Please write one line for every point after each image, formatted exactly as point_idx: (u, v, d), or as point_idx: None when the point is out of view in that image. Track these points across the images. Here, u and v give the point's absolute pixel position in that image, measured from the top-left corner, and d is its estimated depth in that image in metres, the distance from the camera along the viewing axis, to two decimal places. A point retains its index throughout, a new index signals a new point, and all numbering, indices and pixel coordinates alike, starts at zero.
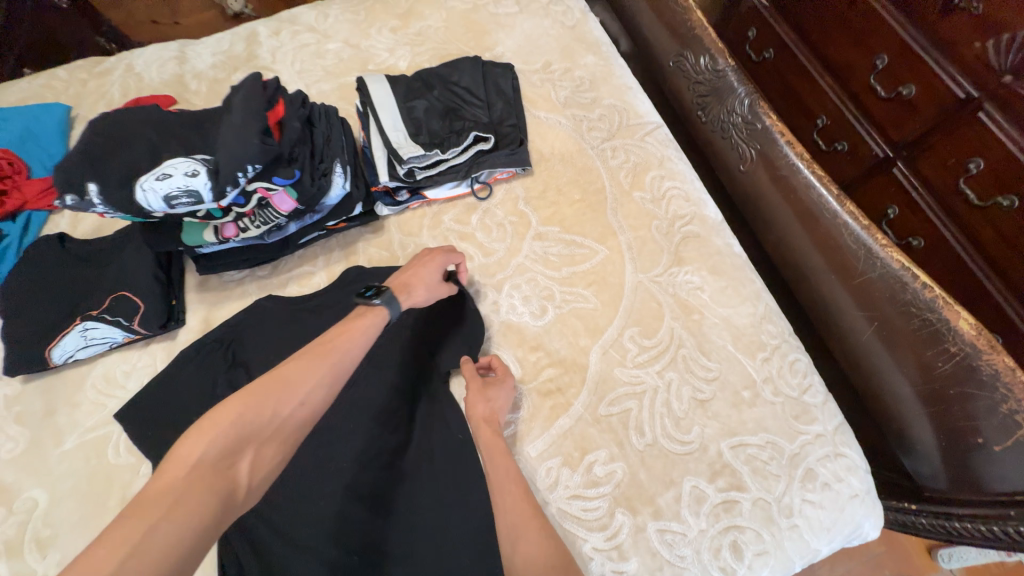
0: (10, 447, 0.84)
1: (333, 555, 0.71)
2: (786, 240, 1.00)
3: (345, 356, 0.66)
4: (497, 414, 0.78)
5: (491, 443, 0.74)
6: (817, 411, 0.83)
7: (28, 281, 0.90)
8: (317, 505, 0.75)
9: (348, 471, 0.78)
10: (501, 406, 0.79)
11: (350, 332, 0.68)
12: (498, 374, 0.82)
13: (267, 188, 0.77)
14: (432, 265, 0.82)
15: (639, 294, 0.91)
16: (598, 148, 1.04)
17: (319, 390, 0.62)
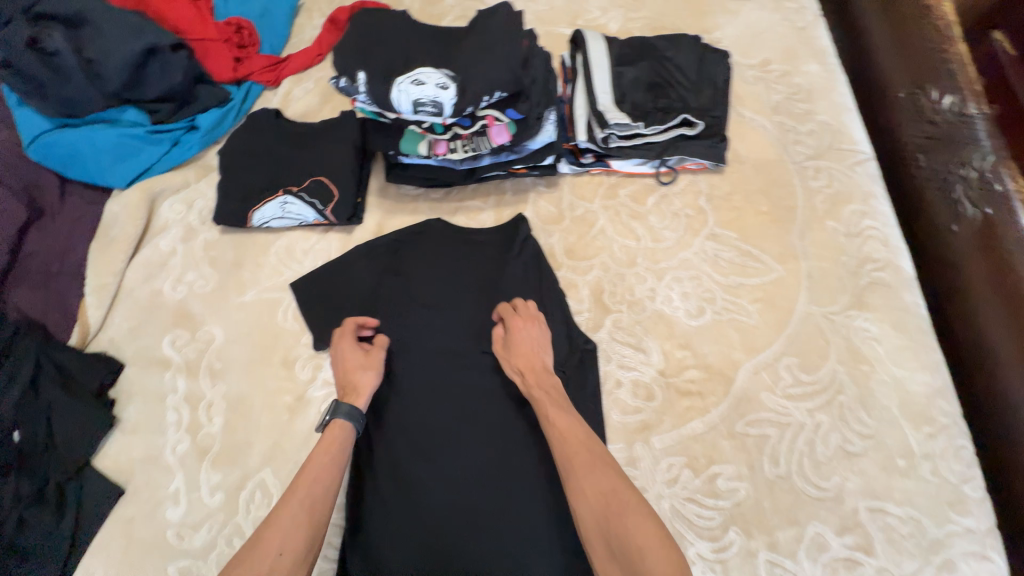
0: (202, 283, 0.95)
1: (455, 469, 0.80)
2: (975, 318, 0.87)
3: (314, 492, 0.66)
4: (532, 354, 0.80)
5: (534, 386, 0.76)
6: (974, 505, 0.74)
7: (243, 145, 1.00)
8: (441, 418, 0.83)
9: (477, 404, 0.84)
10: (530, 348, 0.80)
11: (315, 461, 0.69)
12: (526, 325, 0.83)
13: (493, 118, 0.79)
14: (345, 347, 0.83)
15: (808, 326, 0.86)
16: (799, 164, 0.97)
17: (297, 535, 0.62)
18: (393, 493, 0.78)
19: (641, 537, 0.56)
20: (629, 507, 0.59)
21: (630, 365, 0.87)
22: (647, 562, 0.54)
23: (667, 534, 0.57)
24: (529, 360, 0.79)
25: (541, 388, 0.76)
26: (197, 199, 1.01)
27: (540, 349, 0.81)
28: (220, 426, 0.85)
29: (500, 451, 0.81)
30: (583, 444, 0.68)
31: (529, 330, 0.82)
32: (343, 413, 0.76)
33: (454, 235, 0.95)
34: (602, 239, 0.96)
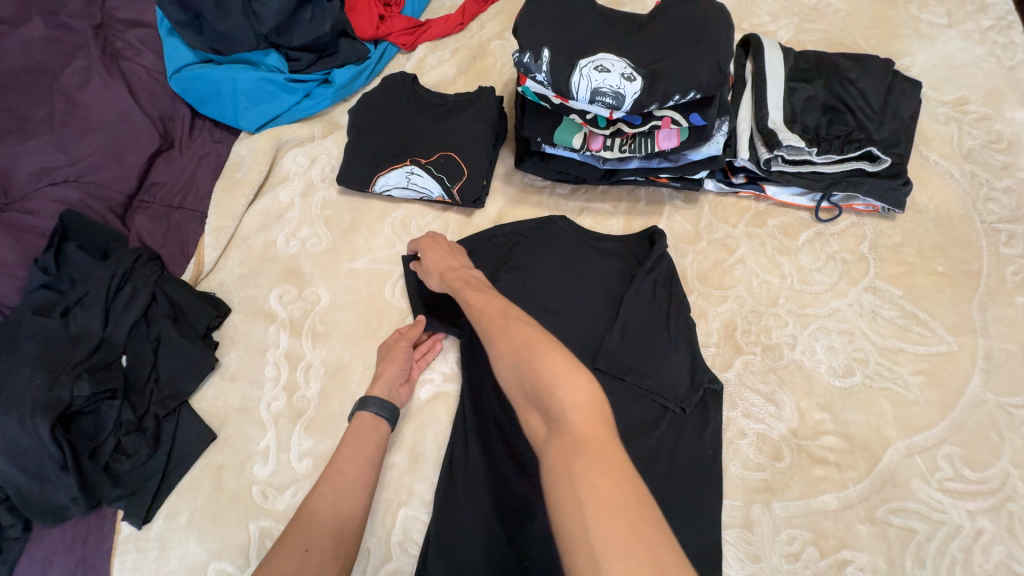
0: (315, 242, 0.93)
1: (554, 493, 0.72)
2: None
3: (338, 482, 0.66)
4: (451, 258, 0.79)
5: (454, 280, 0.74)
6: None
7: (376, 105, 0.96)
8: None
9: None
10: (445, 254, 0.79)
11: (346, 451, 0.70)
12: (433, 241, 0.82)
13: (668, 120, 0.71)
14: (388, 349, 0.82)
15: (979, 414, 0.74)
16: (990, 225, 0.84)
17: (325, 533, 0.61)
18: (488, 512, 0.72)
19: (553, 378, 0.52)
20: (539, 349, 0.55)
21: (757, 416, 0.78)
22: (563, 405, 0.50)
23: (580, 367, 0.53)
24: (448, 263, 0.78)
25: (465, 281, 0.73)
26: (321, 155, 0.99)
27: (455, 253, 0.80)
28: (317, 392, 0.83)
29: None
30: (499, 310, 0.64)
31: (439, 243, 0.81)
32: (359, 403, 0.76)
33: (580, 238, 0.89)
34: (741, 270, 0.87)
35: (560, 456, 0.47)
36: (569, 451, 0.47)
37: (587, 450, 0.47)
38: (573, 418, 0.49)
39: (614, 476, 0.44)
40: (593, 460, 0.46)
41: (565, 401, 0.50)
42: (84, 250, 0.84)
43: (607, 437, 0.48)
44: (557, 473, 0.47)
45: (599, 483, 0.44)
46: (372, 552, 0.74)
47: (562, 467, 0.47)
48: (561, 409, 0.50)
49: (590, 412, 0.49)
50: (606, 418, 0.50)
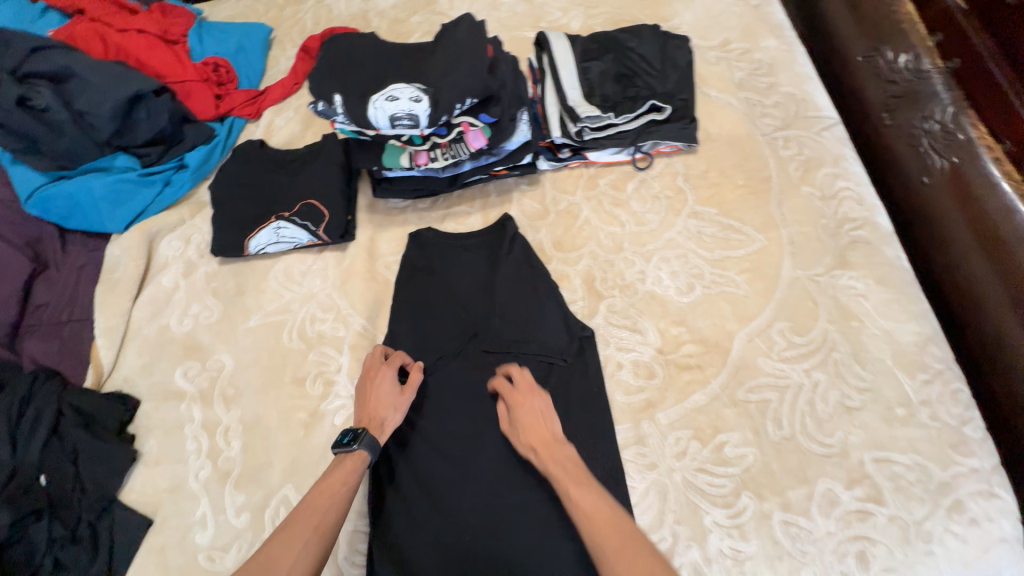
0: (207, 314, 0.99)
1: (475, 469, 0.81)
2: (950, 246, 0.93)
3: (326, 514, 0.66)
4: (541, 428, 0.74)
5: (549, 463, 0.70)
6: (975, 445, 0.78)
7: (233, 175, 1.03)
8: (456, 420, 0.85)
9: (489, 403, 0.86)
10: (539, 423, 0.74)
11: (333, 483, 0.70)
12: (525, 401, 0.77)
13: (468, 124, 0.83)
14: (386, 382, 0.81)
15: (796, 290, 0.88)
16: (770, 136, 1.01)
17: (303, 560, 0.61)
18: (443, 510, 0.78)
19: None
20: (602, 526, 0.60)
21: (628, 347, 0.89)
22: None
23: (648, 555, 0.57)
24: (539, 434, 0.73)
25: (550, 456, 0.71)
26: (194, 234, 1.05)
27: (545, 419, 0.75)
28: (240, 449, 0.88)
29: (515, 445, 0.82)
30: (602, 512, 0.62)
31: (531, 405, 0.77)
32: (368, 446, 0.74)
33: (445, 242, 0.99)
34: (588, 228, 0.99)
35: None
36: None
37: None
38: None
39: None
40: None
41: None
42: None
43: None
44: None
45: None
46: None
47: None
48: None
49: None
50: None
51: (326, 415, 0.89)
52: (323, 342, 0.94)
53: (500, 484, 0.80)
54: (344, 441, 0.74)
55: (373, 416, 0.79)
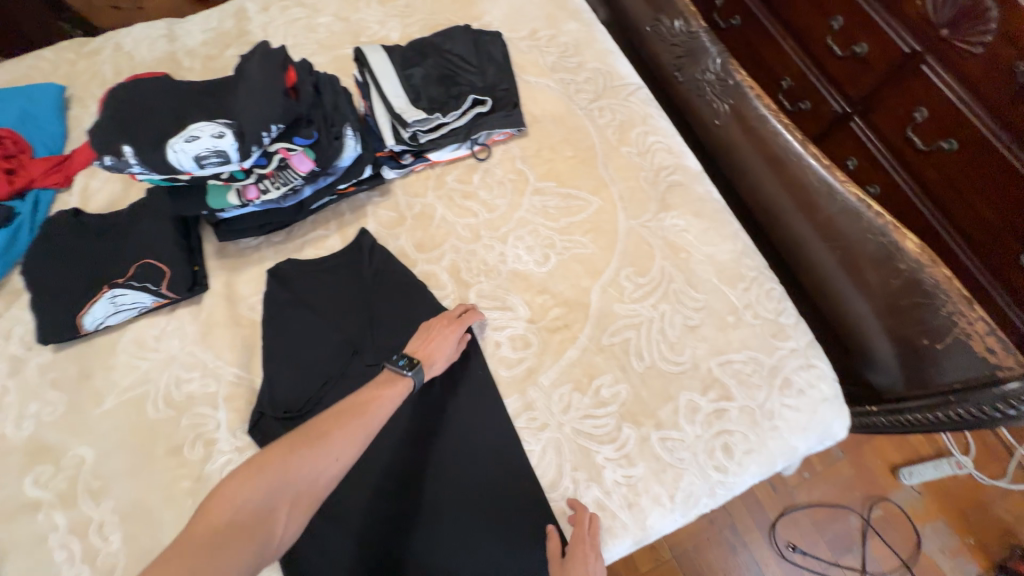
0: (50, 410, 0.88)
1: (378, 481, 0.84)
2: (744, 171, 1.10)
3: (375, 419, 0.72)
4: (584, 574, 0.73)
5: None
6: (790, 330, 0.94)
7: (46, 252, 0.93)
8: None
9: None
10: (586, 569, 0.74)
11: (381, 398, 0.75)
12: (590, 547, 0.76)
13: (286, 150, 0.83)
14: (453, 333, 0.88)
15: (632, 238, 1.00)
16: (587, 108, 1.12)
17: (350, 452, 0.67)
18: (399, 541, 0.80)
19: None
20: None
21: (502, 325, 0.95)
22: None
23: None
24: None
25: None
26: (15, 326, 0.93)
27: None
28: (121, 541, 0.81)
29: (413, 448, 0.85)
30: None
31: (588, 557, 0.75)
32: (416, 377, 0.80)
33: (307, 269, 0.98)
34: (445, 225, 1.03)
35: None
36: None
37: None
38: None
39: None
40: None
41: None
42: None
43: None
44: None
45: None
46: None
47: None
48: None
49: None
50: None
51: (213, 476, 0.84)
52: (195, 403, 0.89)
53: (412, 493, 0.83)
54: (401, 365, 0.80)
55: (424, 353, 0.84)
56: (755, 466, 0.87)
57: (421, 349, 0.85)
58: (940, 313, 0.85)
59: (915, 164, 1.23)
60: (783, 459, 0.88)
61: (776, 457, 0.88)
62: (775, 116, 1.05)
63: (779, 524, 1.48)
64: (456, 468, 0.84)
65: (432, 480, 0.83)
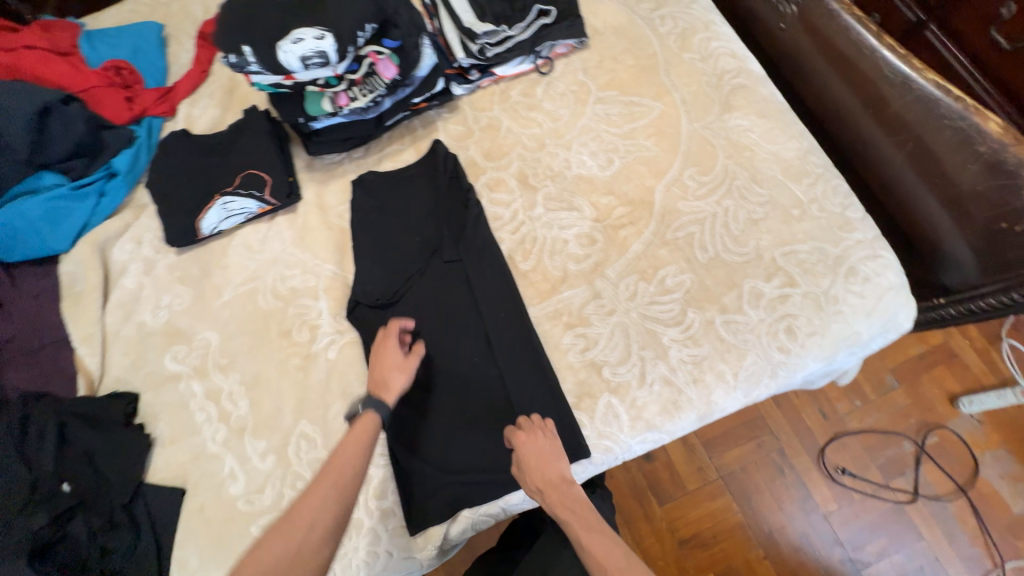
0: (180, 301, 1.03)
1: (446, 363, 0.93)
2: (815, 78, 1.09)
3: (349, 466, 0.72)
4: (548, 467, 0.79)
5: (561, 507, 0.77)
6: (857, 223, 0.95)
7: (166, 167, 1.06)
8: (423, 329, 0.95)
9: (449, 306, 0.97)
10: (547, 461, 0.80)
11: (352, 440, 0.75)
12: (528, 437, 0.82)
13: (375, 55, 0.92)
14: (389, 351, 0.85)
15: (695, 140, 1.02)
16: (648, 18, 1.13)
17: (335, 501, 0.69)
18: (478, 425, 0.89)
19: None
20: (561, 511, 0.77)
21: (570, 224, 1.01)
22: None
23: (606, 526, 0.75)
24: (548, 475, 0.78)
25: (563, 505, 0.77)
26: (144, 233, 1.07)
27: (553, 458, 0.81)
28: (248, 406, 0.95)
29: (474, 335, 0.95)
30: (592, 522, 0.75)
31: (535, 441, 0.82)
32: (374, 405, 0.78)
33: (387, 179, 1.07)
34: (512, 136, 1.09)
35: None
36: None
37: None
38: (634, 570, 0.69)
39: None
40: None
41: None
42: None
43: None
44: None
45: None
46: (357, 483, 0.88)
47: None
48: None
49: None
50: None
51: (319, 354, 0.96)
52: (298, 295, 1.01)
53: (474, 374, 0.92)
54: (358, 410, 0.79)
55: (380, 381, 0.82)
56: (819, 349, 0.91)
57: (376, 377, 0.83)
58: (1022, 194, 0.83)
59: (997, 67, 1.15)
60: (846, 343, 0.91)
61: (838, 340, 0.91)
62: (848, 10, 1.02)
63: (829, 449, 1.49)
64: (489, 378, 0.92)
65: (451, 393, 0.91)
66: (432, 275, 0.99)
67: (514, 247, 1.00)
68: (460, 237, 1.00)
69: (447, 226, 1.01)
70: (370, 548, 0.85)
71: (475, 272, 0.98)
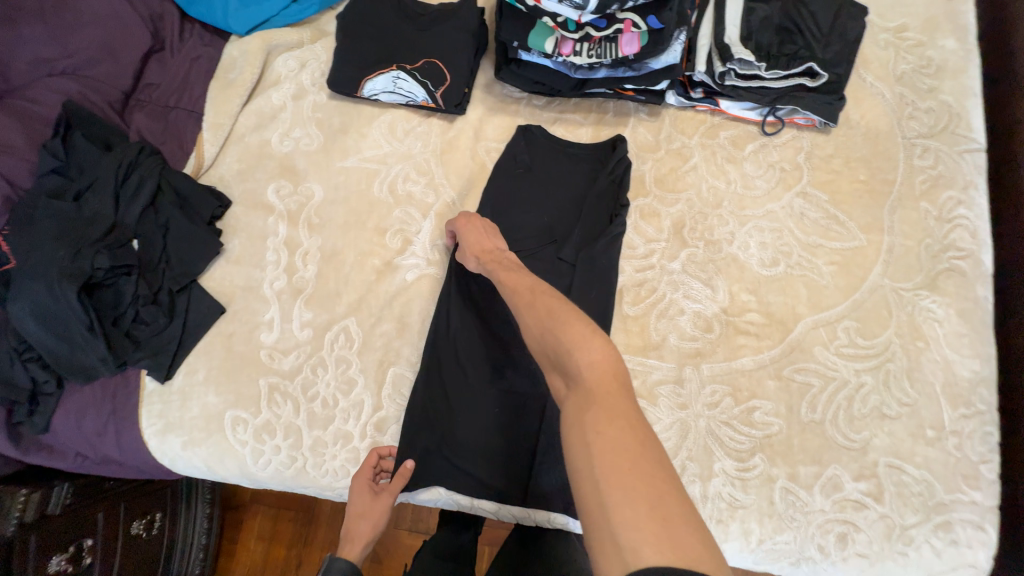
0: (308, 142, 1.01)
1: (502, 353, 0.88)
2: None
3: None
4: (484, 241, 0.84)
5: (494, 264, 0.79)
6: (986, 482, 0.82)
7: (364, 9, 1.00)
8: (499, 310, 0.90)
9: None
10: (481, 236, 0.84)
11: None
12: (470, 221, 0.86)
13: (630, 24, 0.83)
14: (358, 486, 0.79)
15: (876, 296, 0.89)
16: (909, 140, 0.97)
17: None
18: (500, 426, 0.86)
19: (571, 342, 0.60)
20: (525, 301, 0.69)
21: (695, 298, 0.91)
22: (591, 437, 0.51)
23: (594, 332, 0.60)
24: (482, 246, 0.83)
25: (497, 264, 0.79)
26: (311, 60, 1.04)
27: (490, 235, 0.85)
28: (313, 273, 0.94)
29: None
30: (530, 287, 0.71)
31: (476, 227, 0.85)
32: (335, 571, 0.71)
33: (550, 144, 0.98)
34: (693, 175, 0.98)
35: (573, 412, 0.54)
36: (583, 403, 0.54)
37: (607, 445, 0.50)
38: (587, 374, 0.56)
39: (641, 507, 0.45)
40: (622, 478, 0.47)
41: (582, 363, 0.57)
42: (90, 140, 0.90)
43: (620, 390, 0.55)
44: (583, 497, 0.49)
45: (606, 429, 0.51)
46: (365, 401, 0.88)
47: (593, 509, 0.47)
48: (578, 370, 0.57)
49: (605, 370, 0.56)
50: (620, 382, 0.56)
51: (398, 268, 0.94)
52: (410, 203, 0.97)
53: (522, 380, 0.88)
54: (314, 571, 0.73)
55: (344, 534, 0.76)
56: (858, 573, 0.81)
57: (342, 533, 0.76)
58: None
59: None
60: None
61: None
62: None
63: None
64: (532, 392, 0.87)
65: (493, 384, 0.87)
66: (538, 259, 0.92)
67: (629, 284, 0.93)
68: (586, 244, 0.92)
69: (581, 225, 0.93)
70: (345, 464, 0.86)
71: (577, 283, 0.90)
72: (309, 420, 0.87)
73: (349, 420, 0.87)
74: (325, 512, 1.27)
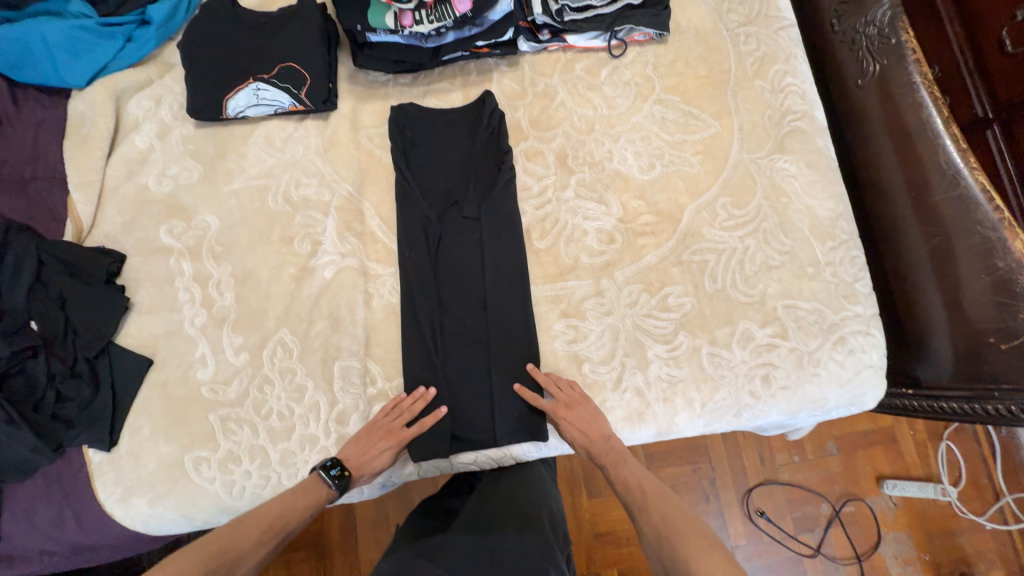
0: (188, 176, 0.99)
1: (437, 316, 0.94)
2: (866, 144, 1.09)
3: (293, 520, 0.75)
4: (591, 427, 0.87)
5: (599, 449, 0.85)
6: (862, 296, 0.97)
7: (202, 31, 0.99)
8: (421, 278, 0.94)
9: (457, 260, 0.97)
10: (588, 422, 0.87)
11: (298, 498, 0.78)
12: (569, 412, 0.87)
13: None
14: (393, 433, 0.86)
15: (739, 170, 1.01)
16: (732, 32, 1.09)
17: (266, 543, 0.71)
18: (459, 383, 0.93)
19: (688, 552, 0.67)
20: (637, 499, 0.78)
21: (594, 217, 1.00)
22: None
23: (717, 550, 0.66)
24: (591, 432, 0.86)
25: (602, 448, 0.86)
26: (165, 95, 1.02)
27: (595, 421, 0.88)
28: (233, 299, 0.94)
29: (472, 296, 0.96)
30: (639, 485, 0.80)
31: (578, 415, 0.87)
32: (341, 489, 0.80)
33: (426, 115, 1.02)
34: (563, 111, 1.05)
35: None
36: None
37: None
38: None
39: None
40: None
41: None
42: None
43: None
44: None
45: None
46: (321, 401, 0.90)
47: None
48: None
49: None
50: None
51: (316, 270, 0.96)
52: (309, 206, 0.99)
53: (463, 332, 0.94)
54: (330, 475, 0.80)
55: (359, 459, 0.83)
56: (786, 403, 0.94)
57: (354, 458, 0.83)
58: (1019, 316, 0.88)
59: None
60: (812, 404, 0.95)
61: (807, 400, 0.94)
62: (927, 87, 0.98)
63: (755, 491, 1.47)
64: (475, 341, 0.94)
65: (438, 345, 0.93)
66: (445, 226, 0.97)
67: (533, 222, 1.00)
68: (485, 194, 0.99)
69: (475, 182, 0.99)
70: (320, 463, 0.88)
71: (486, 236, 0.97)
72: (271, 436, 0.89)
73: (311, 422, 0.89)
74: (335, 542, 1.28)
